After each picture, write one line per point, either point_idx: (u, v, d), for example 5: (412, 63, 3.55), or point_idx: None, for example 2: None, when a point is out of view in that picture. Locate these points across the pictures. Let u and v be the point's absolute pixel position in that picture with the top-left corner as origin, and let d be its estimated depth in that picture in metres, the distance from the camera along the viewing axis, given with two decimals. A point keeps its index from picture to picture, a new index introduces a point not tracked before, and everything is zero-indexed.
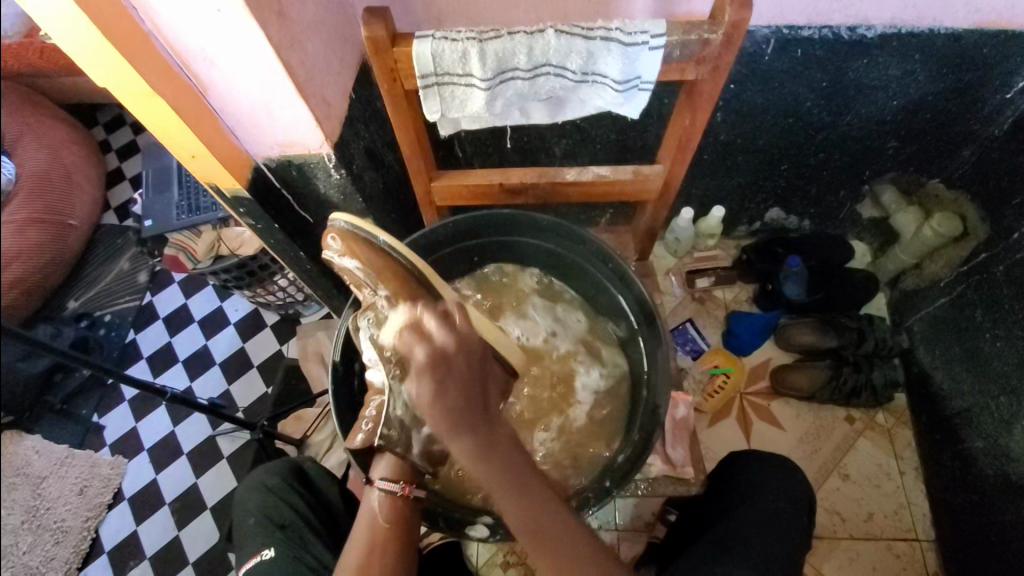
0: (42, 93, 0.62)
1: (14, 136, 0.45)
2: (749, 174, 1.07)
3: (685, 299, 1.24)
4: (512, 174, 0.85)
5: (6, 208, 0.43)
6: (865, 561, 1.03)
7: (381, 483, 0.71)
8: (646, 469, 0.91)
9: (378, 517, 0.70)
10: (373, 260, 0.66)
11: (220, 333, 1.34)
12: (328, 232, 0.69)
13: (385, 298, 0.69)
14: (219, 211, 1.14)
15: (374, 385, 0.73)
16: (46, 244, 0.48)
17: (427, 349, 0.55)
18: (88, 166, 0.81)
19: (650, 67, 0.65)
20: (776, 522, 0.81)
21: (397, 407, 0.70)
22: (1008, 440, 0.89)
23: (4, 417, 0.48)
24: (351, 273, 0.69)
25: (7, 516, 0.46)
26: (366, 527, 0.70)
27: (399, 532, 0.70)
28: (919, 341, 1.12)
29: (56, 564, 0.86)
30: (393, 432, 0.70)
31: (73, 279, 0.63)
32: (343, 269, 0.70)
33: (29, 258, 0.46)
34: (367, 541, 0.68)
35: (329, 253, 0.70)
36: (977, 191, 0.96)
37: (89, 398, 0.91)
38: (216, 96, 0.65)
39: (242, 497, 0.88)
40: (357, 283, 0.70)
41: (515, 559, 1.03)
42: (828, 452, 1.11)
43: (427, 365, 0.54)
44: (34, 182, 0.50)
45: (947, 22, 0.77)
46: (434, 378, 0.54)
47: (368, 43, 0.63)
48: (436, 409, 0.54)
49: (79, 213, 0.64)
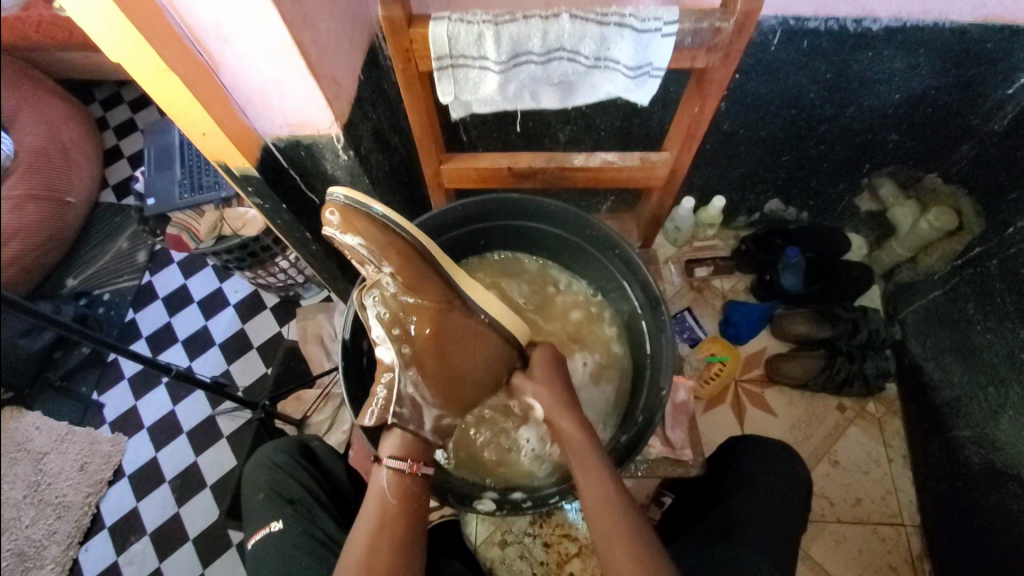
0: (37, 68, 0.62)
1: (12, 112, 0.45)
2: (750, 164, 1.08)
3: (684, 287, 1.25)
4: (521, 158, 0.86)
5: (6, 182, 0.44)
6: (852, 544, 1.06)
7: (388, 461, 0.72)
8: (645, 450, 0.92)
9: (384, 496, 0.71)
10: (379, 235, 0.69)
11: (220, 314, 1.35)
12: (325, 207, 0.70)
13: (389, 275, 0.71)
14: (222, 190, 1.11)
15: (383, 363, 0.75)
16: (44, 220, 0.49)
17: (543, 347, 0.81)
18: (84, 143, 0.81)
19: (662, 54, 0.66)
20: (779, 508, 0.83)
21: (407, 384, 0.74)
22: (994, 429, 0.91)
23: (6, 393, 0.49)
24: (351, 249, 0.71)
25: (10, 489, 0.47)
26: (371, 508, 0.71)
27: (402, 510, 0.71)
28: (911, 333, 1.14)
29: (54, 539, 0.87)
30: (403, 410, 0.74)
31: (71, 257, 0.63)
32: (345, 245, 0.71)
33: (27, 233, 0.46)
34: (372, 522, 0.69)
35: (329, 231, 0.70)
36: (974, 185, 0.98)
37: (87, 375, 0.92)
38: (228, 73, 0.65)
39: (251, 474, 0.89)
40: (359, 259, 0.72)
41: (513, 538, 1.05)
42: (819, 439, 1.14)
43: (544, 360, 0.79)
44: (33, 158, 0.50)
45: (952, 17, 0.78)
46: (554, 365, 0.79)
47: (385, 23, 0.63)
48: (545, 385, 0.77)
49: (76, 189, 0.64)
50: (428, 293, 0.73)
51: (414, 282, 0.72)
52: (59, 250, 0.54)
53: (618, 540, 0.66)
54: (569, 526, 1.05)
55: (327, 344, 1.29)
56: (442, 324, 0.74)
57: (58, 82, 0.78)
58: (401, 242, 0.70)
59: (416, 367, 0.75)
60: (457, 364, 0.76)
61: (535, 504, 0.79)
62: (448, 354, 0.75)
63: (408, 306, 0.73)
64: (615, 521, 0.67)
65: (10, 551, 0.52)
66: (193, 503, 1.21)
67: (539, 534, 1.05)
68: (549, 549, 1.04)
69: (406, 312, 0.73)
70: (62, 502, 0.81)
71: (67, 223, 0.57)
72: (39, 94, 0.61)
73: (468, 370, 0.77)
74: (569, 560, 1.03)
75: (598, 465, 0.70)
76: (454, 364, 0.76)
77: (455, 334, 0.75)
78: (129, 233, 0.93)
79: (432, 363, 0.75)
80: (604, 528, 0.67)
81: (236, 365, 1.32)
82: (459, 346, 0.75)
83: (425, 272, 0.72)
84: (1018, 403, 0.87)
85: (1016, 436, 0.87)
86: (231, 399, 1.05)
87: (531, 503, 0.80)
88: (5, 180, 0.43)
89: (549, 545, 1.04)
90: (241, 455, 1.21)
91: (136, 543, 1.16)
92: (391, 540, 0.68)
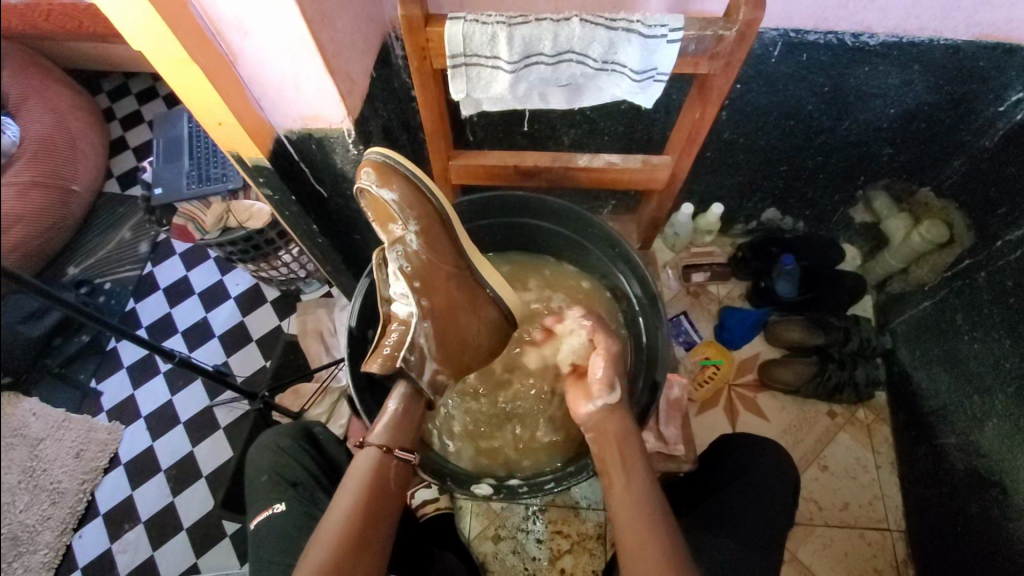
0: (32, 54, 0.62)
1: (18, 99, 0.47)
2: (749, 173, 1.11)
3: (681, 292, 1.28)
4: (527, 157, 0.88)
5: (16, 166, 0.45)
6: (839, 548, 1.08)
7: (399, 452, 0.73)
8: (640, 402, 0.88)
9: (363, 486, 0.70)
10: (415, 200, 0.71)
11: (221, 307, 1.37)
12: (361, 166, 0.71)
13: (417, 233, 0.72)
14: (230, 180, 1.08)
15: (399, 317, 0.78)
16: (51, 207, 0.51)
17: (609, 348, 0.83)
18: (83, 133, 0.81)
19: (667, 59, 0.68)
20: (761, 501, 0.85)
21: (420, 334, 0.77)
22: (979, 437, 0.94)
23: (5, 377, 0.48)
24: (377, 203, 0.71)
25: (6, 474, 0.47)
26: (347, 497, 0.69)
27: (375, 503, 0.69)
28: (901, 342, 1.17)
29: (45, 526, 0.87)
30: (411, 356, 0.76)
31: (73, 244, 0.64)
32: (366, 197, 0.71)
33: (34, 217, 0.47)
34: (344, 513, 0.68)
35: (362, 185, 0.70)
36: (965, 200, 1.01)
37: (78, 361, 0.93)
38: (245, 65, 0.67)
39: (254, 457, 0.92)
40: (380, 218, 0.72)
41: (507, 533, 1.07)
42: (809, 444, 1.16)
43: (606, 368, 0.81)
44: (39, 146, 0.51)
45: (947, 34, 0.80)
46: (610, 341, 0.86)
47: (403, 21, 0.66)
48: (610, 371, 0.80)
49: (77, 178, 0.65)
50: (442, 252, 0.75)
51: (433, 248, 0.74)
52: (60, 235, 0.55)
53: (656, 555, 0.65)
54: (563, 521, 1.07)
55: (327, 338, 1.30)
56: (456, 286, 0.77)
57: (58, 70, 0.79)
58: (429, 204, 0.73)
59: (428, 318, 0.77)
60: (461, 330, 0.80)
61: (531, 490, 0.81)
62: (457, 315, 0.79)
63: (426, 265, 0.74)
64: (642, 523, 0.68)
65: (6, 536, 0.52)
66: (187, 493, 1.21)
67: (533, 529, 1.07)
68: (542, 545, 1.06)
69: (426, 270, 0.74)
70: (53, 488, 0.81)
71: (70, 211, 0.58)
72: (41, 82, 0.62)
73: (468, 332, 0.81)
74: (560, 556, 1.05)
75: (627, 468, 0.73)
76: (457, 323, 0.79)
77: (465, 295, 0.79)
78: (133, 223, 0.94)
79: (446, 324, 0.78)
80: (641, 553, 0.66)
81: (236, 356, 1.34)
82: (464, 307, 0.79)
83: (448, 237, 0.75)
84: (1003, 411, 0.89)
85: (1000, 444, 0.89)
86: (231, 387, 1.05)
87: (527, 489, 0.82)
88: (12, 166, 0.44)
89: (543, 540, 1.06)
90: (237, 445, 1.21)
91: (130, 531, 1.16)
92: (360, 538, 0.66)
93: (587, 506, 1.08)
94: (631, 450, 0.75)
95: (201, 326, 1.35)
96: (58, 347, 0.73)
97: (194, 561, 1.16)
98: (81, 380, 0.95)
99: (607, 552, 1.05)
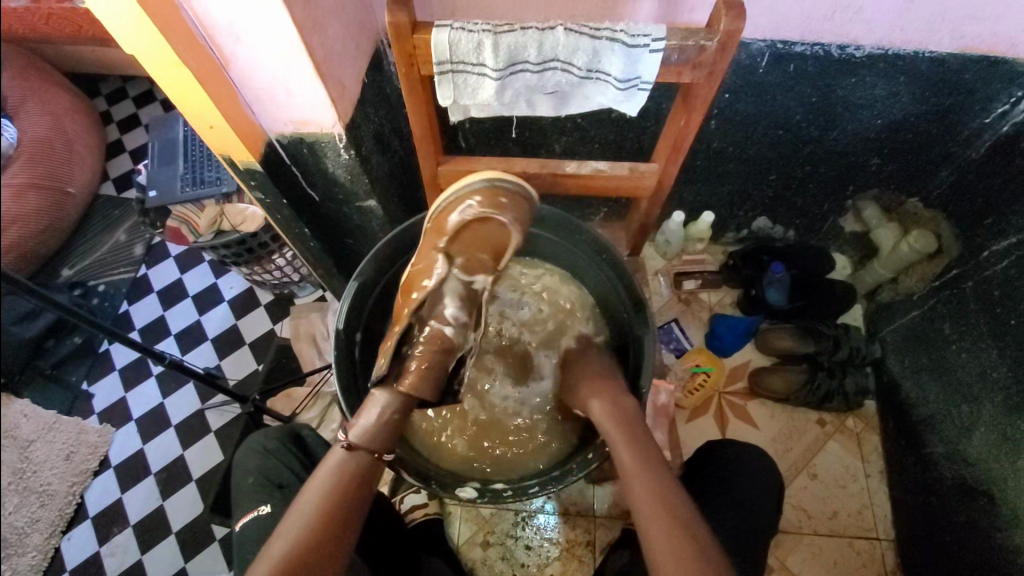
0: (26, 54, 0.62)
1: (15, 101, 0.46)
2: (739, 182, 1.12)
3: (672, 299, 1.28)
4: (516, 163, 0.89)
5: (10, 166, 0.44)
6: (827, 556, 1.08)
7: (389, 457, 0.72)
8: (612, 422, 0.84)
9: (329, 483, 0.68)
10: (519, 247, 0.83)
11: (215, 309, 1.38)
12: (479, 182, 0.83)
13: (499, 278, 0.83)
14: (224, 184, 1.09)
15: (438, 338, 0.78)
16: (46, 209, 0.50)
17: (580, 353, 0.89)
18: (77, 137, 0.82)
19: (651, 68, 0.69)
20: (746, 506, 0.86)
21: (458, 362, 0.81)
22: (967, 446, 0.94)
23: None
24: (498, 237, 0.80)
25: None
26: (310, 492, 0.68)
27: (341, 494, 0.68)
28: (890, 351, 1.17)
29: (33, 530, 0.87)
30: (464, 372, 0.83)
31: (68, 244, 0.64)
32: (493, 226, 0.79)
33: (28, 219, 0.47)
34: (306, 504, 0.67)
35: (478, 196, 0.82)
36: (952, 210, 1.02)
37: (69, 363, 0.93)
38: (238, 70, 0.68)
39: (241, 460, 0.92)
40: (482, 245, 0.79)
41: (495, 539, 1.07)
42: (799, 451, 1.16)
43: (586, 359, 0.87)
44: (35, 148, 0.51)
45: (932, 47, 0.82)
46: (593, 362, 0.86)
47: (391, 28, 0.66)
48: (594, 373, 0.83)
49: (73, 182, 0.65)
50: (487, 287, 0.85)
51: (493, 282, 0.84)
52: (53, 238, 0.54)
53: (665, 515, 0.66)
54: (552, 529, 1.08)
55: (319, 342, 1.29)
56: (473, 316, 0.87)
57: (59, 74, 0.79)
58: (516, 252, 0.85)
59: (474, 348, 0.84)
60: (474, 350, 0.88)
61: (515, 493, 0.80)
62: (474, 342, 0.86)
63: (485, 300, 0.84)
64: (657, 488, 0.68)
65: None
66: (179, 494, 1.19)
67: (521, 536, 1.07)
68: (531, 552, 1.06)
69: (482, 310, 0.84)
70: (42, 490, 0.80)
71: (65, 214, 0.58)
72: (37, 90, 0.63)
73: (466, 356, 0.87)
74: (549, 563, 1.05)
75: (636, 438, 0.73)
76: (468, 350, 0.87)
77: None
78: (128, 226, 0.95)
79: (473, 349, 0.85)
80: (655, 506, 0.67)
81: (229, 360, 1.33)
82: None
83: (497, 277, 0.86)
84: (990, 420, 0.89)
85: (988, 453, 0.90)
86: (217, 388, 1.04)
87: (511, 492, 0.81)
88: (5, 168, 0.43)
89: (531, 547, 1.06)
90: (227, 449, 1.21)
91: (118, 535, 1.15)
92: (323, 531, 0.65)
93: (575, 514, 1.09)
94: (638, 426, 0.74)
95: (194, 329, 1.36)
96: (49, 349, 0.73)
97: (183, 564, 1.13)
98: (71, 382, 0.95)
99: (594, 560, 1.05)
